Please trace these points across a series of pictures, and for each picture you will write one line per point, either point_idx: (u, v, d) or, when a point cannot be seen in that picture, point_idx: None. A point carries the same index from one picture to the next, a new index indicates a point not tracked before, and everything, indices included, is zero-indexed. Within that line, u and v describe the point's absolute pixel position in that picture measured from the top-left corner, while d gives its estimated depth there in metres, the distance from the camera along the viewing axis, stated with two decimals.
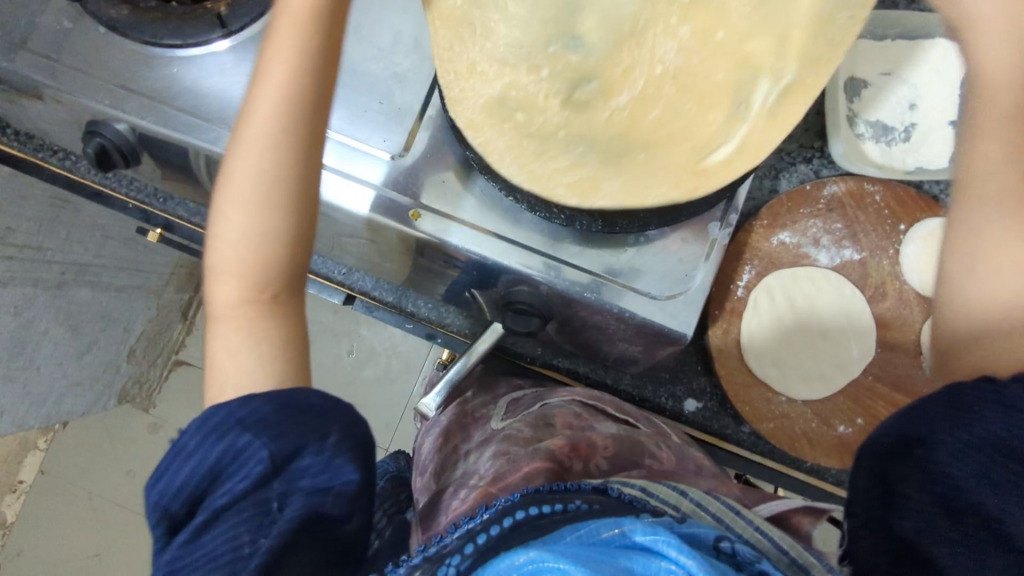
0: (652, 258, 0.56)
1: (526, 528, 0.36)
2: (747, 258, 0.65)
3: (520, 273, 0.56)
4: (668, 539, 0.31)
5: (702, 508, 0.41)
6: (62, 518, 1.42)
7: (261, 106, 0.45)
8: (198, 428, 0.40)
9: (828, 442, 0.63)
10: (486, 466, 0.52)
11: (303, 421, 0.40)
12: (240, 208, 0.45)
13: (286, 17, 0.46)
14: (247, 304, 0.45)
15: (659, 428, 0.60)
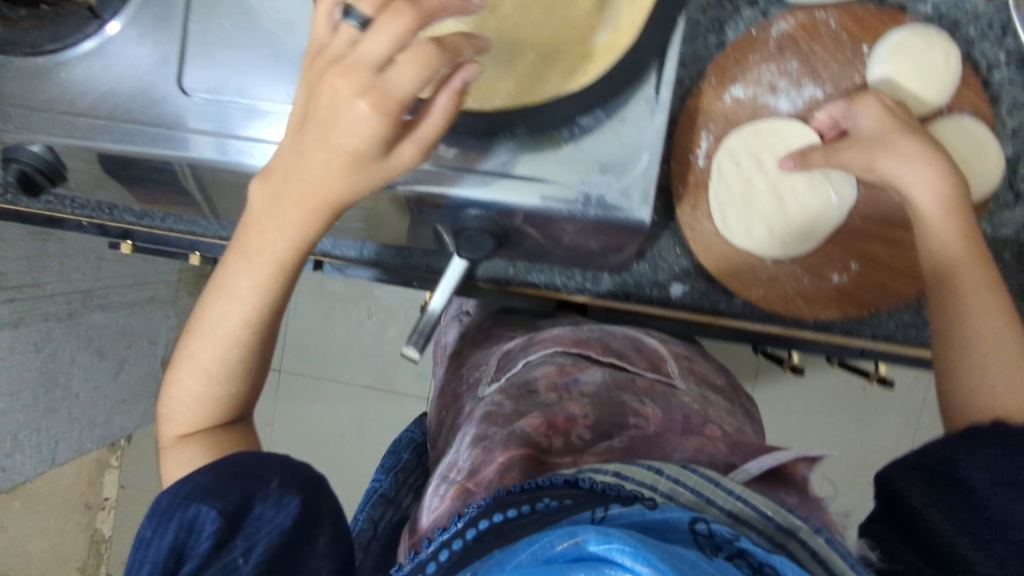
0: (591, 146, 0.52)
1: (491, 538, 0.37)
2: (703, 123, 0.61)
3: (462, 197, 0.52)
4: (620, 546, 0.30)
5: (680, 485, 0.38)
6: None
7: (232, 313, 0.51)
8: (151, 520, 0.45)
9: (826, 294, 0.61)
10: (464, 457, 0.49)
11: (243, 479, 0.46)
12: (213, 346, 0.52)
13: (264, 239, 0.49)
14: (213, 407, 0.53)
15: (655, 361, 0.62)
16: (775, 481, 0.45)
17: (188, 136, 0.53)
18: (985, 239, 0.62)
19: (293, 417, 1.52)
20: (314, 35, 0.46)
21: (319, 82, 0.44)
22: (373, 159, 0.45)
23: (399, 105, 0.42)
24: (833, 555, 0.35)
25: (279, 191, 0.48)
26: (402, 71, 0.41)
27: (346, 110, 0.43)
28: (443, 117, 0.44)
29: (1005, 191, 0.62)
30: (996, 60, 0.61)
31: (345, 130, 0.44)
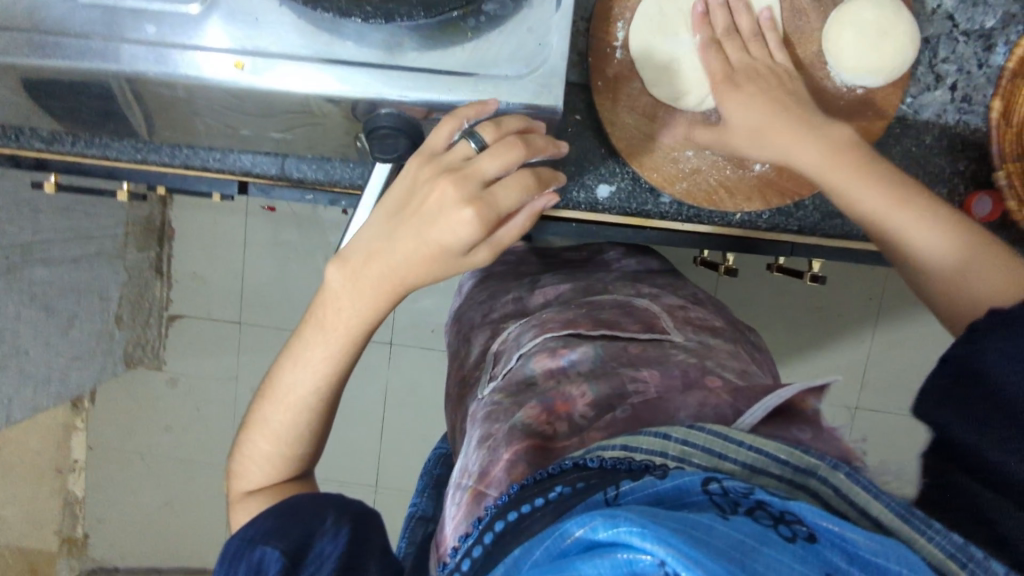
0: (499, 37, 0.52)
1: (507, 535, 0.39)
2: (619, 14, 0.60)
3: (367, 94, 0.52)
4: (628, 527, 0.29)
5: (690, 445, 0.39)
6: (127, 480, 1.57)
7: (305, 376, 0.54)
8: (224, 564, 0.48)
9: (747, 184, 0.62)
10: (472, 459, 0.50)
11: (300, 518, 0.49)
12: (282, 410, 0.55)
13: (344, 316, 0.52)
14: (277, 455, 0.56)
15: (648, 322, 0.64)
16: (785, 417, 0.44)
17: (113, 45, 0.50)
18: (906, 123, 0.63)
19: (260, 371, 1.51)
20: (430, 143, 0.51)
21: (431, 185, 0.49)
22: (456, 254, 0.49)
23: (498, 217, 0.48)
24: (855, 488, 0.35)
25: (360, 273, 0.51)
26: (505, 192, 0.49)
27: (450, 211, 0.48)
28: (517, 230, 0.51)
29: (925, 74, 0.62)
30: None
31: (444, 228, 0.48)
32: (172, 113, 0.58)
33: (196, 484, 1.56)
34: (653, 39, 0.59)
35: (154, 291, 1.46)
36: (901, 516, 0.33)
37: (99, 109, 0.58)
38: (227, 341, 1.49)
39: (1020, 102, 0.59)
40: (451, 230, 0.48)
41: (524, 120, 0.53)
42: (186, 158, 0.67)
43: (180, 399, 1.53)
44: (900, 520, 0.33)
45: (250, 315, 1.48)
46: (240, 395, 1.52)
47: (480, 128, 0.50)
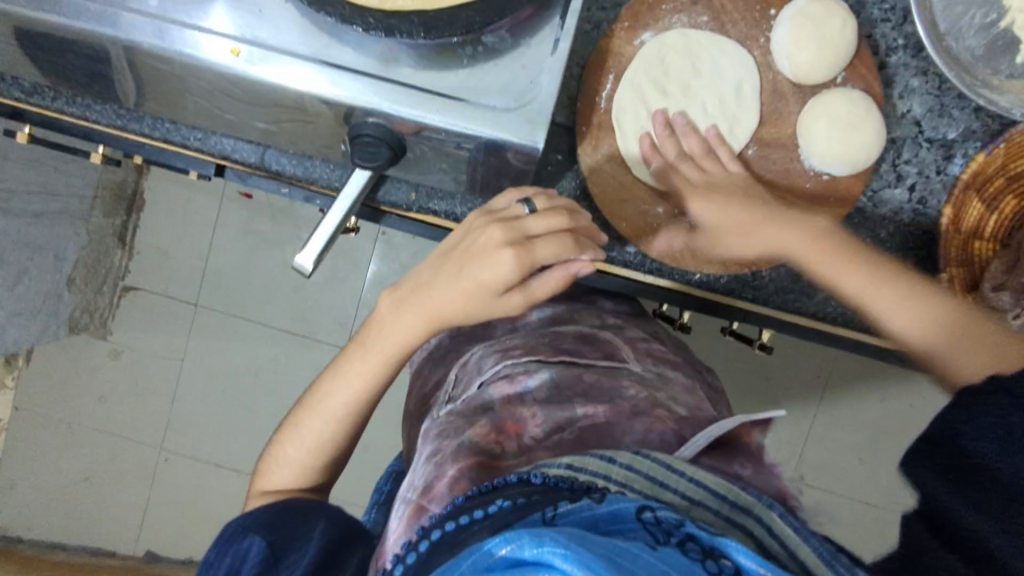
0: (493, 69, 0.53)
1: (444, 545, 0.40)
2: (611, 65, 0.63)
3: (355, 100, 0.52)
4: (552, 548, 0.32)
5: (633, 471, 0.41)
6: (49, 447, 1.50)
7: (339, 393, 0.58)
8: (217, 545, 0.54)
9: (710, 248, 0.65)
10: (418, 474, 0.51)
11: (290, 521, 0.54)
12: (323, 421, 0.58)
13: (384, 336, 0.58)
14: (298, 465, 0.59)
15: (608, 351, 0.66)
16: (729, 449, 0.48)
17: (108, 8, 0.50)
18: (865, 216, 0.66)
19: (207, 356, 1.48)
20: (492, 205, 0.59)
21: (481, 229, 0.56)
22: (493, 293, 0.56)
23: (534, 264, 0.55)
24: (786, 529, 0.38)
25: (407, 302, 0.58)
26: (544, 245, 0.56)
27: (492, 253, 0.55)
28: (552, 286, 0.57)
29: (888, 171, 0.66)
30: (894, 43, 0.65)
31: (488, 266, 0.55)
32: (157, 85, 0.58)
33: (121, 461, 1.51)
34: (634, 102, 0.63)
35: (113, 259, 1.44)
36: (823, 556, 0.36)
37: (87, 69, 0.58)
38: (179, 320, 1.47)
39: (969, 212, 0.63)
40: (496, 267, 0.55)
41: (573, 203, 0.60)
42: (167, 132, 0.67)
43: (119, 372, 1.49)
44: (825, 565, 0.36)
45: (208, 297, 1.46)
46: (183, 377, 1.48)
47: (534, 198, 0.58)
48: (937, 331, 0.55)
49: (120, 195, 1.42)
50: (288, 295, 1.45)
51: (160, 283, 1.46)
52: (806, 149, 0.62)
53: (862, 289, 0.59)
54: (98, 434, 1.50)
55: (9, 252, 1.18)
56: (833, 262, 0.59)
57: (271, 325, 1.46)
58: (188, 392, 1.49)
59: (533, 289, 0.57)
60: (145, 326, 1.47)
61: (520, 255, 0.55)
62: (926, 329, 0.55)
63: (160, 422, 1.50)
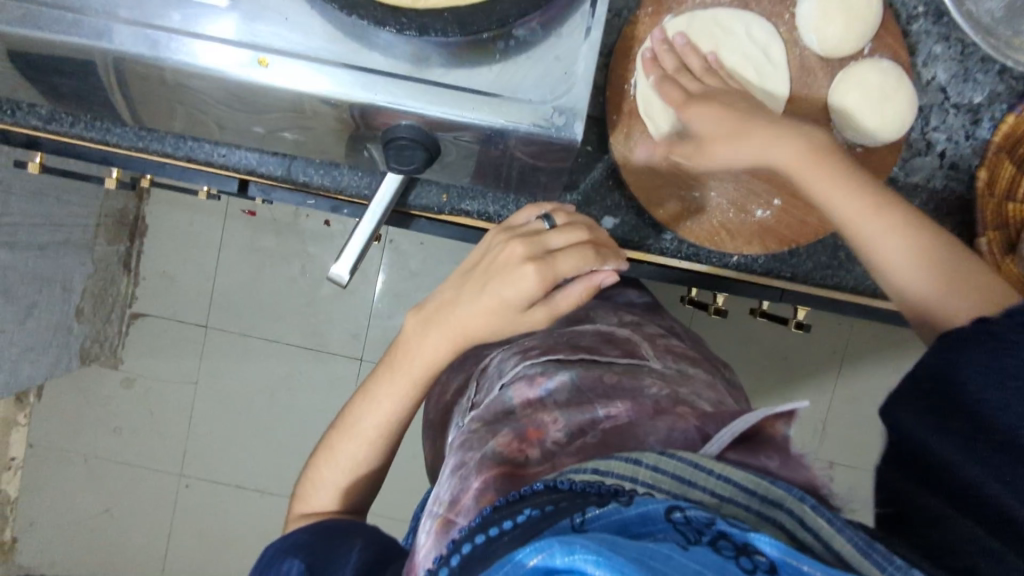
0: (526, 61, 0.53)
1: (477, 558, 0.38)
2: (637, 52, 0.63)
3: (389, 104, 0.51)
4: (584, 555, 0.30)
5: (660, 472, 0.39)
6: (66, 481, 1.48)
7: (369, 414, 0.58)
8: (259, 569, 0.53)
9: (748, 229, 0.65)
10: (444, 488, 0.50)
11: (328, 541, 0.52)
12: (356, 442, 0.58)
13: (412, 355, 0.57)
14: (335, 488, 0.58)
15: (629, 349, 0.64)
16: (752, 443, 0.43)
17: (133, 28, 0.49)
18: (898, 185, 0.66)
19: (221, 378, 1.46)
20: (512, 221, 0.58)
21: (502, 245, 0.56)
22: (517, 309, 0.55)
23: (556, 277, 0.54)
24: (819, 519, 0.34)
25: (432, 321, 0.57)
26: (566, 259, 0.54)
27: (515, 269, 0.54)
28: (575, 298, 0.55)
29: (918, 140, 0.65)
30: (914, 12, 0.64)
31: (510, 281, 0.54)
32: (182, 103, 0.57)
33: (140, 492, 1.49)
34: None
35: (119, 287, 1.43)
36: (862, 549, 0.33)
37: (109, 93, 0.57)
38: (192, 343, 1.45)
39: (1002, 175, 0.63)
40: (519, 283, 0.54)
41: (594, 218, 0.59)
42: (189, 151, 0.66)
43: (132, 400, 1.47)
44: (860, 555, 0.33)
45: (219, 318, 1.45)
46: (199, 400, 1.47)
47: (555, 213, 0.58)
48: (922, 268, 0.52)
49: (123, 221, 1.41)
50: (300, 309, 1.44)
51: (170, 308, 1.45)
52: (839, 121, 0.62)
53: (855, 215, 0.54)
54: (115, 465, 1.48)
55: (19, 287, 1.16)
56: (836, 184, 0.54)
57: (284, 341, 1.45)
58: (205, 416, 1.47)
59: (555, 302, 0.55)
60: (157, 352, 1.45)
61: (542, 269, 0.53)
62: (909, 267, 0.53)
63: (178, 448, 1.48)
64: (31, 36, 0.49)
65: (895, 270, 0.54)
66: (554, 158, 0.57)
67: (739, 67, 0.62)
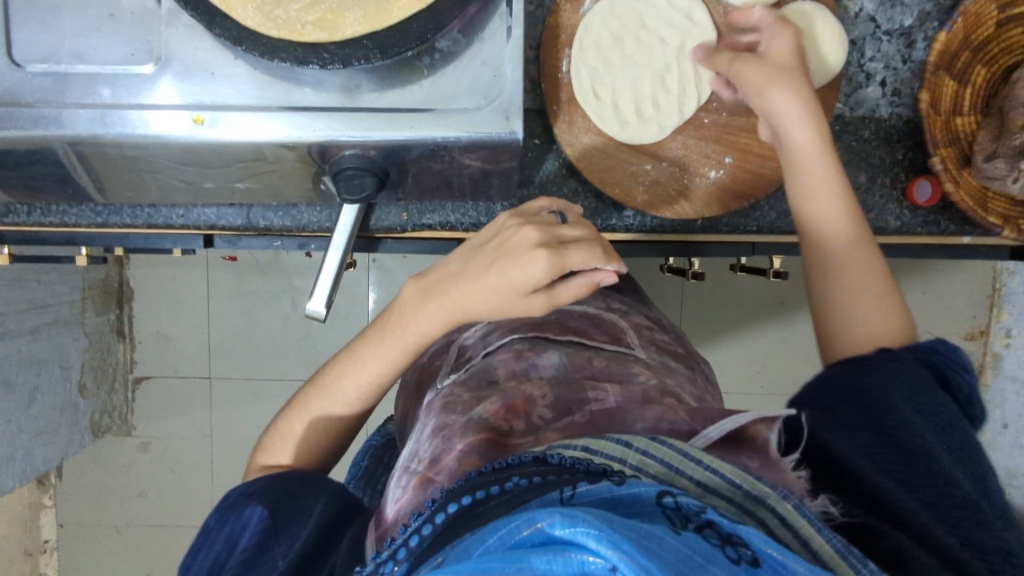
0: (454, 72, 0.53)
1: (461, 522, 0.36)
2: (564, 40, 0.63)
3: (330, 138, 0.52)
4: (585, 528, 0.28)
5: (649, 456, 0.36)
6: (101, 553, 1.50)
7: (357, 374, 0.53)
8: (217, 511, 0.49)
9: (706, 191, 0.65)
10: (424, 447, 0.47)
11: (292, 492, 0.48)
12: (342, 407, 0.54)
13: (407, 325, 0.51)
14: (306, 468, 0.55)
15: (614, 335, 0.65)
16: (736, 445, 0.42)
17: (64, 111, 0.50)
18: (845, 120, 0.66)
19: (233, 426, 1.48)
20: (524, 206, 0.52)
21: (517, 226, 0.49)
22: (522, 292, 0.48)
23: (564, 271, 0.47)
24: (801, 518, 0.33)
25: (432, 291, 0.51)
26: (579, 252, 0.47)
27: (525, 250, 0.47)
28: (578, 292, 0.48)
29: (856, 73, 0.66)
30: None
31: (520, 264, 0.47)
32: (122, 175, 0.58)
33: (174, 550, 1.50)
34: (597, 66, 0.63)
35: (117, 355, 1.43)
36: (840, 552, 0.33)
37: (54, 177, 0.57)
38: (198, 397, 1.46)
39: (944, 92, 0.63)
40: (527, 273, 0.47)
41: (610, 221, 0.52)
42: (148, 217, 0.66)
43: (150, 462, 1.48)
44: (838, 556, 0.32)
45: (219, 368, 1.46)
46: (216, 451, 1.48)
47: (568, 210, 0.52)
48: (876, 291, 0.53)
49: (108, 290, 1.42)
50: (298, 343, 1.45)
51: (170, 366, 1.45)
52: None
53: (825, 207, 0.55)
54: (145, 528, 1.49)
55: (16, 376, 1.18)
56: (821, 169, 0.55)
57: (287, 377, 1.46)
58: (224, 465, 1.48)
59: (557, 299, 0.48)
60: (164, 413, 1.47)
61: (555, 265, 0.46)
62: (853, 298, 0.53)
63: (203, 501, 1.49)
64: None
65: (843, 289, 0.53)
66: (501, 162, 0.58)
67: (669, 35, 0.64)
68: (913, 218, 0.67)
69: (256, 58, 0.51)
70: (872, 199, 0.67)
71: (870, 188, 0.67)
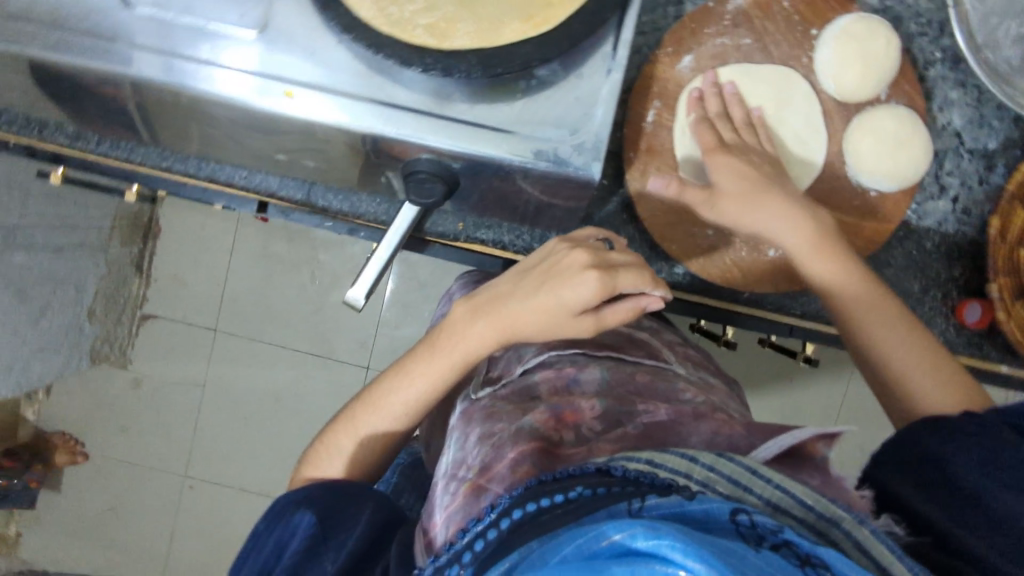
0: (547, 101, 0.54)
1: (524, 527, 0.35)
2: (655, 91, 0.63)
3: (413, 137, 0.52)
4: (669, 542, 0.27)
5: (716, 472, 0.37)
6: (71, 481, 1.49)
7: (403, 391, 0.52)
8: (266, 515, 0.49)
9: (760, 267, 0.65)
10: (471, 454, 0.47)
11: (340, 501, 0.48)
12: (389, 422, 0.53)
13: (459, 342, 0.51)
14: (326, 458, 0.54)
15: (651, 350, 0.64)
16: (795, 460, 0.43)
17: (163, 57, 0.50)
18: (911, 228, 0.66)
19: (229, 382, 1.48)
20: (573, 232, 0.52)
21: (567, 249, 0.48)
22: (574, 313, 0.48)
23: (615, 293, 0.46)
24: (882, 548, 0.33)
25: (484, 309, 0.51)
26: (628, 275, 0.47)
27: (577, 271, 0.47)
28: (623, 317, 0.48)
29: (931, 184, 0.66)
30: (932, 57, 0.65)
31: (571, 285, 0.47)
32: (200, 127, 0.58)
33: (141, 491, 1.49)
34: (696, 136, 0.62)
35: (130, 288, 1.42)
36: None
37: (134, 116, 0.58)
38: (200, 346, 1.46)
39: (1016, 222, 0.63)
40: (576, 290, 0.46)
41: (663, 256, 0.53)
42: (211, 172, 0.67)
43: (139, 400, 1.48)
44: None
45: (227, 323, 1.46)
46: (206, 403, 1.48)
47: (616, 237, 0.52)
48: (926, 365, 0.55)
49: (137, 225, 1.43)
50: (309, 316, 1.46)
51: (179, 311, 1.46)
52: (856, 168, 0.62)
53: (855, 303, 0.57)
54: (119, 463, 1.49)
55: None
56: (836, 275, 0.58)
57: (291, 348, 1.46)
58: (210, 418, 1.48)
59: (603, 322, 0.48)
60: (164, 355, 1.47)
61: (603, 280, 0.46)
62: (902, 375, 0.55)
63: (182, 447, 1.49)
64: (60, 57, 0.50)
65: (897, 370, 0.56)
66: (565, 198, 0.59)
67: (769, 106, 0.63)
68: (958, 337, 0.67)
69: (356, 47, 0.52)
70: (920, 307, 0.67)
71: (921, 299, 0.67)
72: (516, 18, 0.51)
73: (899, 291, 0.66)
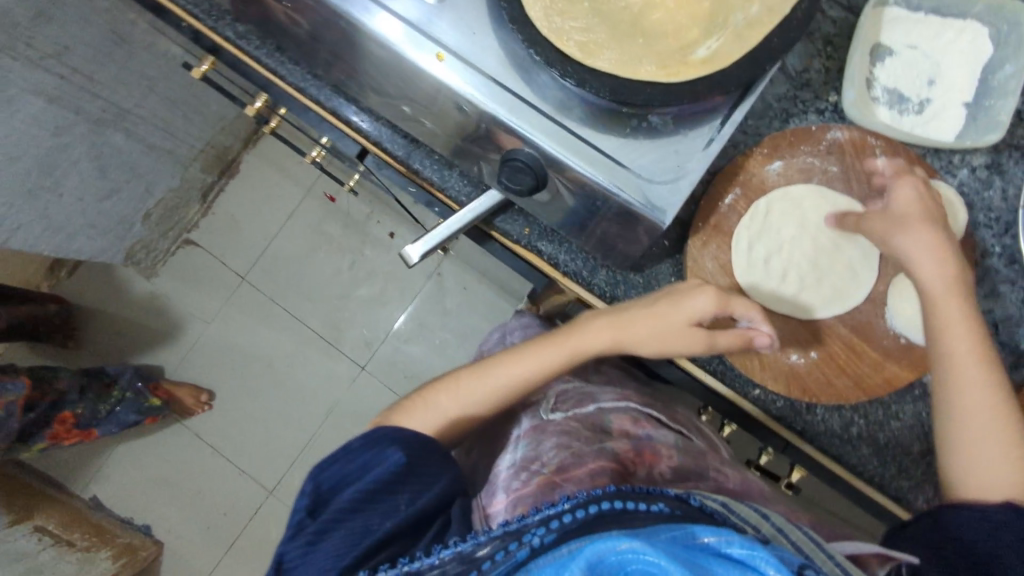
0: (649, 145, 0.60)
1: (611, 518, 0.44)
2: (739, 180, 0.70)
3: (523, 130, 0.59)
4: (762, 556, 0.37)
5: (782, 534, 0.47)
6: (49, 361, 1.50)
7: (511, 367, 0.65)
8: (363, 438, 0.58)
9: (780, 368, 0.67)
10: (549, 455, 0.63)
11: (430, 458, 0.58)
12: (494, 388, 0.65)
13: (579, 336, 0.64)
14: (427, 411, 0.64)
15: (709, 441, 0.75)
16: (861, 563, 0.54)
17: None
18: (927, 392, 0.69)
19: (235, 328, 1.51)
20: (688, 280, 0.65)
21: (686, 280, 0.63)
22: (686, 323, 0.60)
23: (727, 309, 0.60)
24: None
25: (605, 315, 0.64)
26: (738, 302, 0.61)
27: (695, 291, 0.61)
28: (732, 340, 0.61)
29: None
30: (990, 249, 0.70)
31: (690, 299, 0.60)
32: (351, 59, 0.65)
33: None
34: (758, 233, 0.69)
35: (188, 212, 1.51)
36: None
37: (303, 30, 0.65)
38: (226, 284, 1.51)
39: None
40: (697, 301, 0.60)
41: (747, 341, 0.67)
42: (336, 106, 0.74)
43: (149, 311, 1.51)
44: None
45: (258, 274, 1.51)
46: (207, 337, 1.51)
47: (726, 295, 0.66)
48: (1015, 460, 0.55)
49: (222, 158, 1.51)
50: (334, 298, 1.50)
51: (221, 246, 1.52)
52: (894, 312, 0.67)
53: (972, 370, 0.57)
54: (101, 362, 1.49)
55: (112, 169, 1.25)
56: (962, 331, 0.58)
57: (304, 320, 1.50)
58: (203, 355, 1.51)
59: (715, 343, 0.61)
60: (188, 281, 1.52)
61: (719, 295, 0.60)
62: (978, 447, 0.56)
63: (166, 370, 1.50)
64: None
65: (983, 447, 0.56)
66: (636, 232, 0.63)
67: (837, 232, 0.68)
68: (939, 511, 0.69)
69: (511, 39, 0.59)
70: (912, 469, 0.69)
71: (916, 461, 0.69)
72: (652, 62, 0.56)
73: (898, 444, 0.69)
